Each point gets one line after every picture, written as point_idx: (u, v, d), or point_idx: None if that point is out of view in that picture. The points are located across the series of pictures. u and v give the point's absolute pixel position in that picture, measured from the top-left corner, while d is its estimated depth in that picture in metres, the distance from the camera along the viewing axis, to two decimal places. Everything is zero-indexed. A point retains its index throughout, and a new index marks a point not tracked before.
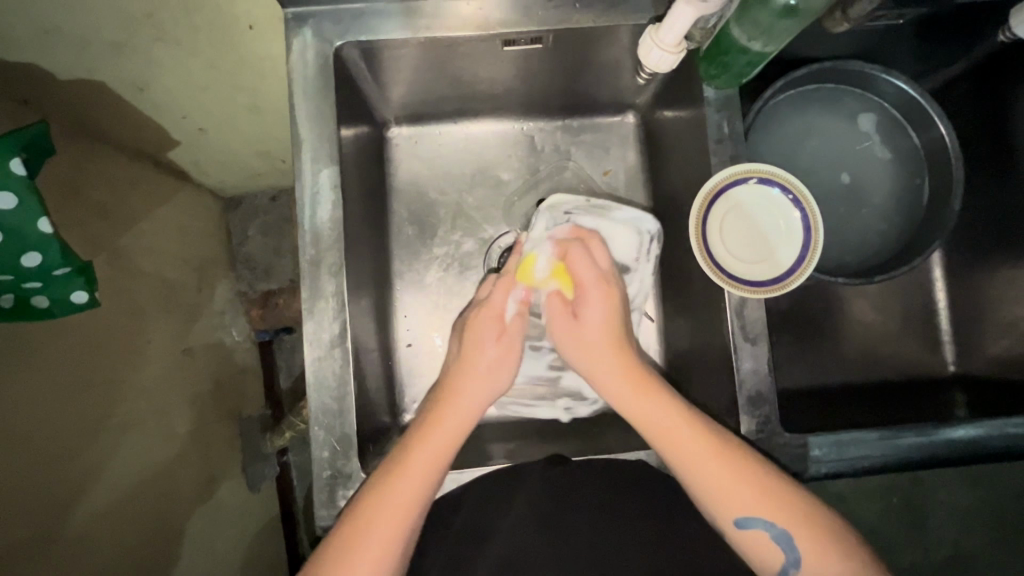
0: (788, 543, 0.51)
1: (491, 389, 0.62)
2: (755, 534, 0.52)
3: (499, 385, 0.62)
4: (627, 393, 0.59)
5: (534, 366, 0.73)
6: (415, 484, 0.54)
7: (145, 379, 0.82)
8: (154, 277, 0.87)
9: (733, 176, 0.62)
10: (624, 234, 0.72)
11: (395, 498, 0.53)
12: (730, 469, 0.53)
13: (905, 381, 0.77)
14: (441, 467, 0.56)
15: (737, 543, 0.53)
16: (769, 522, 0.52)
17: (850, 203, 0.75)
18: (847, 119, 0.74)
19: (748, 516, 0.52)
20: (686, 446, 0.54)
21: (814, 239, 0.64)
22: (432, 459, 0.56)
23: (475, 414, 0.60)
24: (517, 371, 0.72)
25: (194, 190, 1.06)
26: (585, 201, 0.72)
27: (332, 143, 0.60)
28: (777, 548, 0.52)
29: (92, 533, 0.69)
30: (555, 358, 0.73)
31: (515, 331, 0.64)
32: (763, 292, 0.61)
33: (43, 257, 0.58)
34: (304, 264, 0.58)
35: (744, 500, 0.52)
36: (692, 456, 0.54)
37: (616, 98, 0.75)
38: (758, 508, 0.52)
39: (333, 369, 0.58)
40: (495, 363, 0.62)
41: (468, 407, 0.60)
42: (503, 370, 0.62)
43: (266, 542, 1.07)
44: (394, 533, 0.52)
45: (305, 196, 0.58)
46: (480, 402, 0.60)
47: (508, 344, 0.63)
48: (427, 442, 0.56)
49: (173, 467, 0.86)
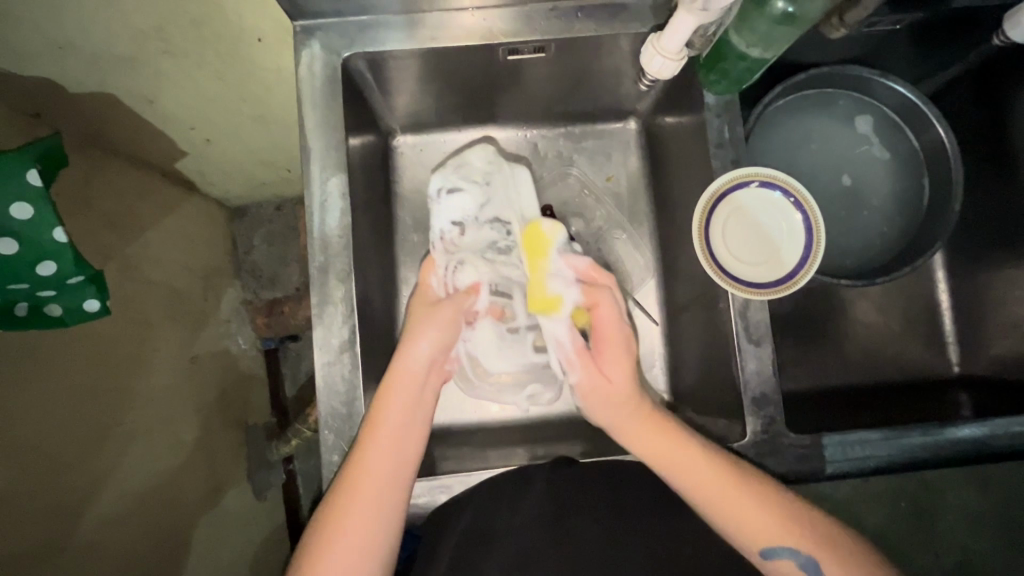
0: (813, 566, 0.52)
1: (427, 332, 0.63)
2: (784, 562, 0.52)
3: (441, 334, 0.63)
4: (657, 448, 0.56)
5: (523, 354, 0.70)
6: (378, 474, 0.54)
7: (153, 387, 0.83)
8: (161, 286, 0.88)
9: (734, 180, 0.63)
10: (517, 175, 0.73)
11: (366, 492, 0.54)
12: (756, 505, 0.53)
13: (909, 382, 0.77)
14: (407, 441, 0.57)
15: (766, 573, 0.53)
16: (797, 551, 0.52)
17: (851, 205, 0.76)
18: (845, 122, 0.75)
19: (778, 547, 0.52)
20: (717, 490, 0.53)
21: (814, 241, 0.65)
22: (393, 446, 0.56)
23: (416, 360, 0.61)
24: (506, 360, 0.70)
25: (200, 200, 1.07)
26: (450, 171, 0.74)
27: (339, 152, 0.61)
28: (801, 574, 0.52)
29: (99, 541, 0.70)
30: (535, 338, 0.70)
31: (460, 302, 0.66)
32: (766, 293, 0.62)
33: (57, 266, 0.59)
34: (313, 271, 0.59)
35: (772, 529, 0.52)
36: (724, 504, 0.53)
37: (617, 105, 0.76)
38: (786, 538, 0.52)
39: (342, 373, 0.58)
40: (424, 320, 0.64)
41: (407, 369, 0.61)
42: (437, 328, 0.63)
43: (272, 549, 1.07)
44: (366, 527, 0.53)
45: (314, 203, 0.59)
46: (417, 351, 0.62)
47: (441, 309, 0.64)
48: (377, 432, 0.56)
49: (180, 474, 0.86)
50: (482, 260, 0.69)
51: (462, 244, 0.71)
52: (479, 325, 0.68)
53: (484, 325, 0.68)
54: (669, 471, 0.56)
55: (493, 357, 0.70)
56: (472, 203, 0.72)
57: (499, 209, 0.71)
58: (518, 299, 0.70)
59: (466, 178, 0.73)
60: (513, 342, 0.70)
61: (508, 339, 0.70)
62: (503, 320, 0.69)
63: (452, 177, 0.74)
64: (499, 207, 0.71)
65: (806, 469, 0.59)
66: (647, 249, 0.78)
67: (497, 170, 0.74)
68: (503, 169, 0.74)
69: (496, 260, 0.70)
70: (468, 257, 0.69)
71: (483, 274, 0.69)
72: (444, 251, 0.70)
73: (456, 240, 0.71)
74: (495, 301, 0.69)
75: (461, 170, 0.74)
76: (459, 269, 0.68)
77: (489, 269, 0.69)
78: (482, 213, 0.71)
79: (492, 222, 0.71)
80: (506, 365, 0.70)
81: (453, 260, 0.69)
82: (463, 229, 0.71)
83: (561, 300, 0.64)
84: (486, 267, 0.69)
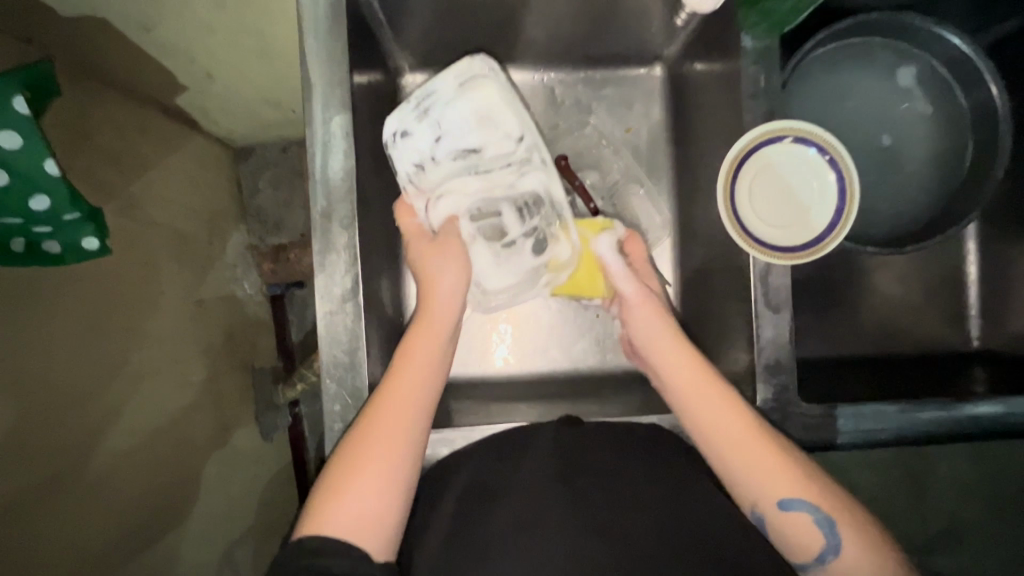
0: (830, 529, 0.51)
1: (446, 269, 0.62)
2: (799, 517, 0.51)
3: (457, 270, 0.63)
4: (679, 364, 0.59)
5: (521, 262, 0.70)
6: (406, 398, 0.54)
7: (158, 328, 0.83)
8: (166, 227, 0.87)
9: (767, 134, 0.58)
10: (487, 93, 0.68)
11: (394, 411, 0.53)
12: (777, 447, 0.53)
13: (925, 355, 0.75)
14: (430, 377, 0.56)
15: (778, 527, 0.52)
16: (816, 506, 0.51)
17: (886, 166, 0.71)
18: (887, 76, 0.70)
19: (796, 498, 0.51)
20: (739, 429, 0.54)
21: (847, 204, 0.60)
22: (405, 405, 0.53)
23: (443, 293, 0.61)
24: (506, 272, 0.70)
25: (203, 139, 1.03)
26: (410, 105, 0.67)
27: (344, 91, 0.54)
28: (819, 534, 0.51)
29: (108, 475, 0.73)
30: (530, 240, 0.69)
31: (448, 233, 0.66)
32: (788, 259, 0.58)
33: (51, 201, 0.58)
34: (315, 218, 0.54)
35: (791, 481, 0.52)
36: (747, 443, 0.53)
37: (642, 48, 0.71)
38: (808, 492, 0.52)
39: (344, 323, 0.55)
40: (440, 258, 0.63)
41: (438, 304, 0.61)
42: (450, 262, 0.63)
43: (279, 487, 1.10)
44: (377, 489, 0.50)
45: (316, 145, 0.54)
46: (444, 285, 0.62)
47: (444, 242, 0.64)
48: (413, 350, 0.57)
49: (188, 413, 0.88)
50: (466, 181, 0.68)
51: (435, 181, 0.69)
52: (474, 249, 0.68)
53: (476, 245, 0.68)
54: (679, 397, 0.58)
55: (492, 274, 0.69)
56: (435, 132, 0.68)
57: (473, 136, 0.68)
58: (507, 214, 0.69)
59: (434, 111, 0.68)
60: (510, 256, 0.69)
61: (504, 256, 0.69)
62: (491, 240, 0.68)
63: (407, 115, 0.68)
64: (467, 123, 0.68)
65: (814, 440, 0.57)
66: (664, 205, 0.75)
67: (463, 92, 0.68)
68: (490, 79, 0.68)
69: (472, 177, 0.68)
70: (444, 186, 0.68)
71: (470, 190, 0.69)
72: (426, 184, 0.68)
73: (427, 176, 0.68)
74: (479, 225, 0.68)
75: (422, 103, 0.68)
76: (441, 199, 0.68)
77: (467, 195, 0.68)
78: (445, 146, 0.68)
79: (456, 154, 0.69)
80: (506, 280, 0.70)
81: (431, 195, 0.68)
82: (432, 165, 0.68)
83: (613, 227, 0.70)
84: (466, 193, 0.68)
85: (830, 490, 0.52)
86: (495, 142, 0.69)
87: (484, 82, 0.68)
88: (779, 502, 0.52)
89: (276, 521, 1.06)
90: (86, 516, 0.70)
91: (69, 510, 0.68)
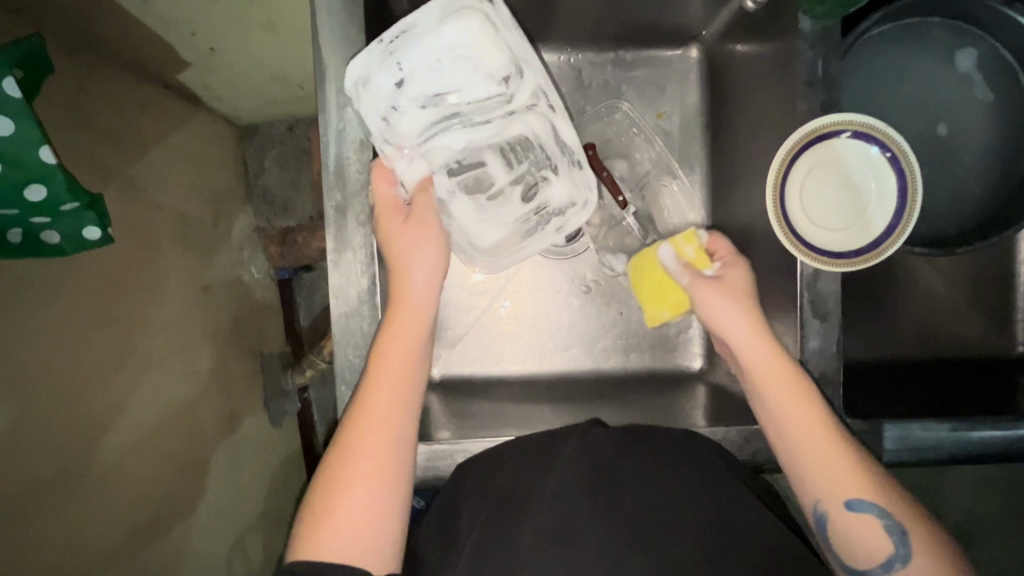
0: (897, 534, 0.48)
1: (421, 253, 0.51)
2: (867, 520, 0.49)
3: (435, 249, 0.52)
4: (760, 355, 0.53)
5: (509, 213, 0.62)
6: (386, 410, 0.48)
7: (165, 315, 0.81)
8: (169, 210, 0.84)
9: (821, 130, 0.55)
10: (469, 30, 0.55)
11: (376, 427, 0.48)
12: (848, 448, 0.50)
13: (971, 363, 0.70)
14: (409, 380, 0.50)
15: (840, 530, 0.50)
16: (884, 511, 0.49)
17: (938, 159, 0.66)
18: (944, 59, 0.64)
19: (864, 500, 0.49)
20: (816, 427, 0.50)
21: (907, 208, 0.56)
22: (388, 405, 0.48)
23: (415, 285, 0.51)
24: (494, 225, 0.61)
25: (208, 116, 0.99)
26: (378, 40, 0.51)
27: (362, 75, 0.50)
28: (885, 539, 0.48)
29: (115, 468, 0.72)
30: (523, 188, 0.62)
31: (425, 201, 0.53)
32: (839, 265, 0.54)
33: (47, 191, 0.55)
34: (328, 215, 0.50)
35: (858, 483, 0.49)
36: (816, 443, 0.50)
37: (680, 26, 0.66)
38: (874, 495, 0.49)
39: (360, 326, 0.51)
40: (416, 237, 0.51)
41: (410, 295, 0.50)
42: (429, 238, 0.51)
43: (289, 474, 1.09)
44: (369, 515, 0.47)
45: (331, 133, 0.50)
46: (417, 272, 0.51)
47: (424, 216, 0.52)
48: (386, 349, 0.49)
49: (197, 401, 0.86)
50: (451, 134, 0.57)
51: (409, 134, 0.56)
52: (455, 203, 0.59)
53: (457, 199, 0.59)
54: (761, 388, 0.53)
55: (478, 228, 0.61)
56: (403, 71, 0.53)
57: (451, 80, 0.56)
58: (493, 162, 0.60)
59: (404, 52, 0.53)
60: (498, 209, 0.61)
61: (488, 207, 0.61)
62: (475, 195, 0.60)
63: (377, 52, 0.51)
64: (447, 65, 0.56)
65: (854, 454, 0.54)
66: (698, 197, 0.71)
67: (447, 24, 0.54)
68: (481, 10, 0.55)
69: (459, 122, 0.58)
70: (426, 140, 0.56)
71: (455, 140, 0.58)
72: (406, 135, 0.55)
73: (398, 125, 0.55)
74: (461, 180, 0.59)
75: (391, 39, 0.52)
76: (417, 157, 0.55)
77: (455, 149, 0.58)
78: (422, 91, 0.55)
79: (428, 101, 0.56)
80: (496, 233, 0.62)
81: (411, 152, 0.55)
82: (402, 113, 0.54)
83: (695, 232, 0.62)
84: (452, 143, 0.58)
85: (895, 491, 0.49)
86: (481, 86, 0.57)
87: (473, 9, 0.54)
88: (846, 504, 0.49)
89: (286, 508, 1.06)
90: (92, 511, 0.69)
91: (75, 504, 0.67)
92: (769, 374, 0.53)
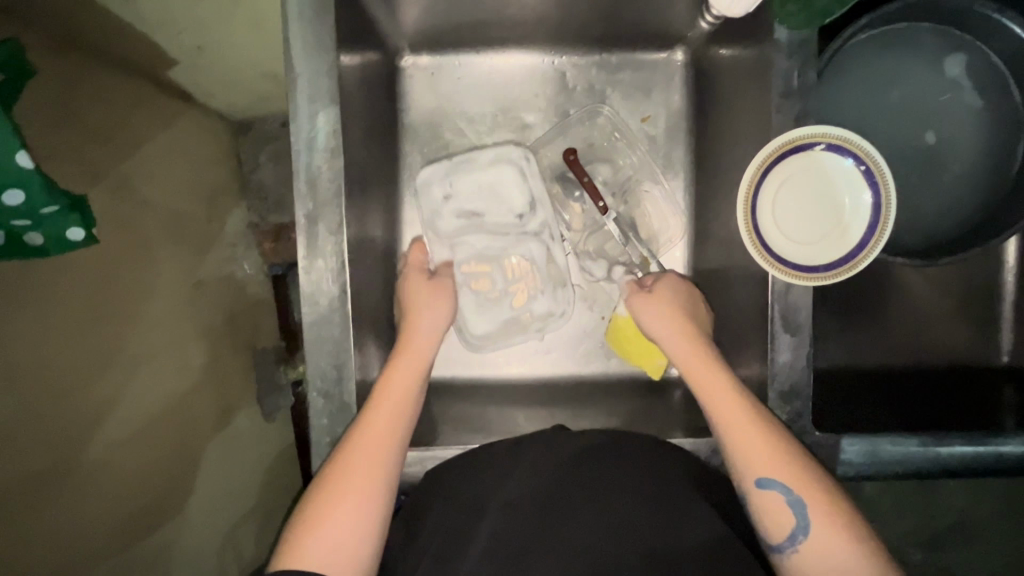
0: (801, 509, 0.49)
1: (429, 317, 0.60)
2: (771, 497, 0.49)
3: (444, 316, 0.61)
4: (680, 345, 0.58)
5: (501, 312, 0.70)
6: (384, 428, 0.52)
7: (156, 312, 0.82)
8: (158, 207, 0.84)
9: (793, 142, 0.53)
10: (505, 171, 0.68)
11: (372, 443, 0.51)
12: (765, 428, 0.51)
13: (956, 371, 0.70)
14: (408, 406, 0.54)
15: (749, 502, 0.51)
16: (789, 487, 0.49)
17: (925, 165, 0.64)
18: (930, 63, 0.63)
19: (769, 475, 0.50)
20: (734, 408, 0.52)
21: (881, 221, 0.55)
22: (392, 424, 0.52)
23: (425, 336, 0.59)
24: (486, 319, 0.70)
25: (200, 113, 0.99)
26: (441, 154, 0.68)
27: (332, 81, 0.49)
28: (788, 514, 0.49)
29: (105, 463, 0.73)
30: (518, 295, 0.70)
31: (444, 275, 0.64)
32: (812, 279, 0.53)
33: (27, 195, 0.56)
34: (299, 227, 0.50)
35: (766, 458, 0.50)
36: (732, 419, 0.52)
37: (663, 30, 0.66)
38: (783, 471, 0.49)
39: (332, 334, 0.51)
40: (429, 305, 0.61)
41: (420, 337, 0.58)
42: (435, 315, 0.61)
43: (282, 466, 1.11)
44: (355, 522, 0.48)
45: (300, 141, 0.49)
46: (427, 326, 0.59)
47: (441, 288, 0.62)
48: (392, 379, 0.55)
49: (189, 396, 0.87)
50: (474, 236, 0.68)
51: (445, 225, 0.68)
52: (461, 297, 0.68)
53: (463, 294, 0.68)
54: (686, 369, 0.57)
55: (476, 320, 0.69)
56: (454, 181, 0.68)
57: (483, 203, 0.68)
58: (500, 271, 0.69)
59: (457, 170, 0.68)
60: (496, 306, 0.70)
61: (485, 311, 0.70)
62: (481, 292, 0.69)
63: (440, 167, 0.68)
64: (484, 189, 0.68)
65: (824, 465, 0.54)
66: (680, 201, 0.71)
67: (492, 158, 0.68)
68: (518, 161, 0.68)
69: (482, 227, 0.69)
70: (455, 232, 0.68)
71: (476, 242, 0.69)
72: (441, 232, 0.68)
73: (440, 218, 0.68)
74: (469, 274, 0.68)
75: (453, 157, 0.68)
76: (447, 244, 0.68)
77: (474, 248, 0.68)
78: (462, 198, 0.68)
79: (461, 208, 0.68)
80: (488, 326, 0.70)
81: (446, 241, 0.68)
82: (445, 210, 0.68)
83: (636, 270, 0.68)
84: (474, 242, 0.68)
85: (805, 471, 0.49)
86: (506, 215, 0.69)
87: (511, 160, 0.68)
88: (753, 479, 0.51)
89: (279, 500, 1.07)
90: (82, 505, 0.70)
91: (64, 498, 0.68)
92: (693, 364, 0.56)
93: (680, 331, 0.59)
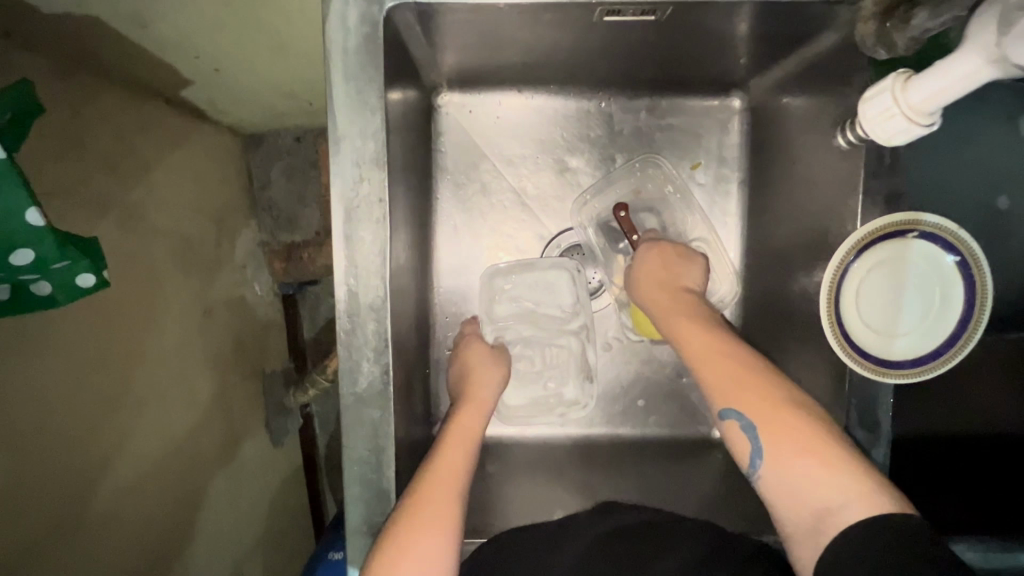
0: (752, 430, 0.46)
1: (490, 382, 0.61)
2: (728, 424, 0.47)
3: (496, 385, 0.61)
4: (652, 296, 0.59)
5: (531, 390, 0.68)
6: (450, 469, 0.51)
7: (166, 349, 0.78)
8: (168, 235, 0.79)
9: (881, 232, 0.51)
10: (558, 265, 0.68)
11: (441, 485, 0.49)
12: (724, 358, 0.50)
13: None
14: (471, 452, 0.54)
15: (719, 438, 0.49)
16: (741, 412, 0.47)
17: (995, 233, 0.60)
18: (1007, 125, 0.59)
19: (723, 401, 0.48)
20: (696, 347, 0.52)
21: (974, 317, 0.52)
22: (458, 466, 0.51)
23: (488, 399, 0.60)
24: (517, 393, 0.68)
25: (214, 130, 0.94)
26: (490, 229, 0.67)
27: (378, 144, 0.45)
28: (743, 440, 0.46)
29: (112, 514, 0.69)
30: (552, 379, 0.68)
31: (498, 352, 0.64)
32: (897, 376, 0.52)
33: (36, 253, 0.50)
34: (338, 303, 0.46)
35: (722, 387, 0.49)
36: (690, 352, 0.52)
37: (723, 74, 0.61)
38: (733, 395, 0.48)
39: (370, 418, 0.47)
40: (489, 376, 0.61)
41: (481, 395, 0.59)
42: (490, 386, 0.61)
43: (290, 494, 1.08)
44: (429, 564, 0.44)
45: (342, 212, 0.45)
46: (488, 393, 0.60)
47: (497, 362, 0.63)
48: (456, 430, 0.55)
49: (197, 432, 0.83)
50: (522, 322, 0.68)
51: (497, 307, 0.68)
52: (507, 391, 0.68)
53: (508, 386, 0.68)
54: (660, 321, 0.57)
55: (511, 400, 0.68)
56: (509, 257, 0.68)
57: (535, 297, 0.68)
58: (539, 356, 0.69)
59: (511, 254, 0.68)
60: (531, 386, 0.68)
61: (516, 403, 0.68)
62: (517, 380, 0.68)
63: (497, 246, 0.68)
64: (537, 274, 0.68)
65: None
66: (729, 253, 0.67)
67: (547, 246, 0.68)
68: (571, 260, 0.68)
69: (531, 311, 0.68)
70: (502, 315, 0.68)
71: (522, 326, 0.68)
72: (491, 314, 0.68)
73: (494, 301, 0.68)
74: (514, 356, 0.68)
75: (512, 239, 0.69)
76: (500, 323, 0.68)
77: (521, 329, 0.68)
78: (516, 282, 0.68)
79: (512, 292, 0.68)
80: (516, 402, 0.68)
81: (497, 327, 0.68)
82: (500, 291, 0.68)
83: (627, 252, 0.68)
84: (522, 323, 0.68)
85: (775, 400, 0.46)
86: (555, 309, 0.69)
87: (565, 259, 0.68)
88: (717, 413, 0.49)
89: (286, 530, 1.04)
90: (96, 556, 0.67)
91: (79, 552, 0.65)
92: (665, 315, 0.57)
93: (655, 288, 0.59)
